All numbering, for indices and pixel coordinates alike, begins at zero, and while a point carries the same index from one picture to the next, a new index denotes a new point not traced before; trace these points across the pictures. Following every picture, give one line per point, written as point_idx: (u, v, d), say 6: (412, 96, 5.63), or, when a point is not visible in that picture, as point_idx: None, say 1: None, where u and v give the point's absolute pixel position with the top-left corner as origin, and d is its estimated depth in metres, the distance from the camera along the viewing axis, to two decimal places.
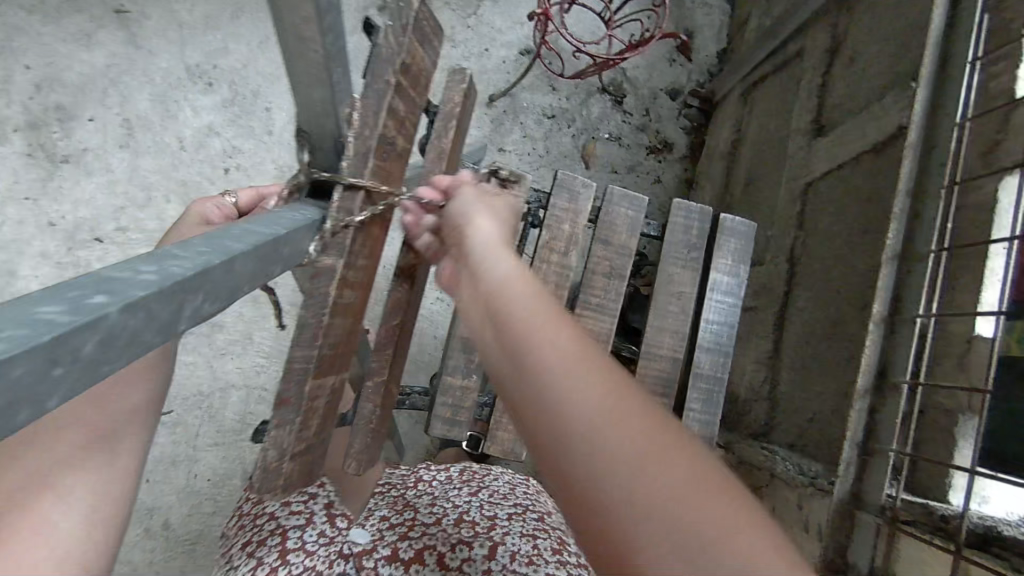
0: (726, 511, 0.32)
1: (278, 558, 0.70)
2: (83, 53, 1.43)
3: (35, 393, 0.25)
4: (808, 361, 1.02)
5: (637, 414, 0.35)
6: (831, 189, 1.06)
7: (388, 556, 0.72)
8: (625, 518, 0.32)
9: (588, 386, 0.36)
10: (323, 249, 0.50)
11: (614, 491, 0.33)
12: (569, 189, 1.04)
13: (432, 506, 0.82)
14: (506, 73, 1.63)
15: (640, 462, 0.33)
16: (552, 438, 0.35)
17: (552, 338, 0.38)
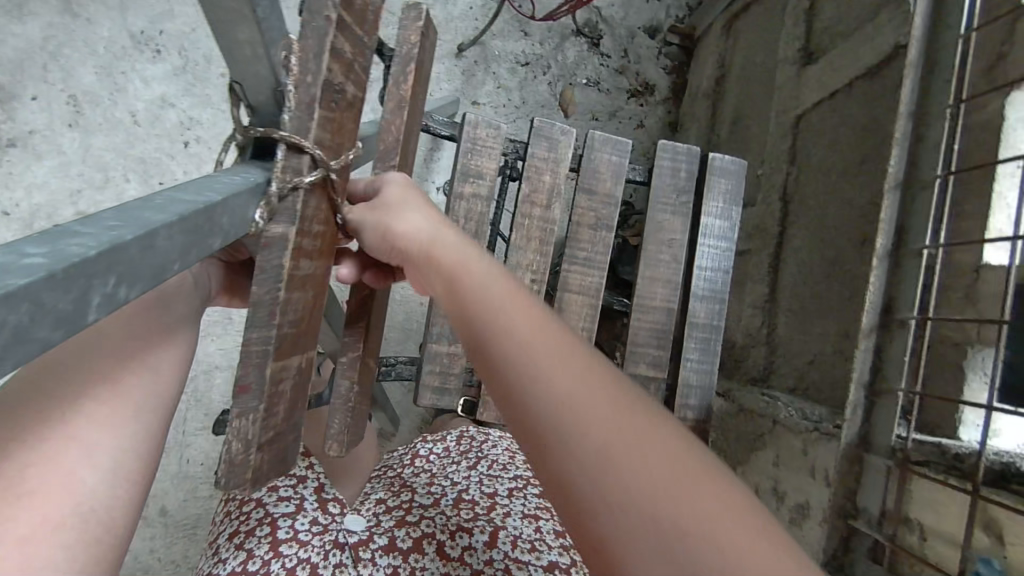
0: (699, 494, 0.36)
1: (269, 550, 0.65)
2: (16, 25, 1.31)
3: None
4: (806, 301, 0.98)
5: (602, 410, 0.39)
6: (824, 120, 1.00)
7: (385, 547, 0.68)
8: (602, 505, 0.36)
9: (556, 388, 0.41)
10: (271, 216, 0.45)
11: (587, 481, 0.37)
12: (548, 136, 0.97)
13: (429, 485, 0.78)
14: (473, 19, 1.53)
15: (620, 461, 0.37)
16: (543, 447, 0.39)
17: (524, 348, 0.43)
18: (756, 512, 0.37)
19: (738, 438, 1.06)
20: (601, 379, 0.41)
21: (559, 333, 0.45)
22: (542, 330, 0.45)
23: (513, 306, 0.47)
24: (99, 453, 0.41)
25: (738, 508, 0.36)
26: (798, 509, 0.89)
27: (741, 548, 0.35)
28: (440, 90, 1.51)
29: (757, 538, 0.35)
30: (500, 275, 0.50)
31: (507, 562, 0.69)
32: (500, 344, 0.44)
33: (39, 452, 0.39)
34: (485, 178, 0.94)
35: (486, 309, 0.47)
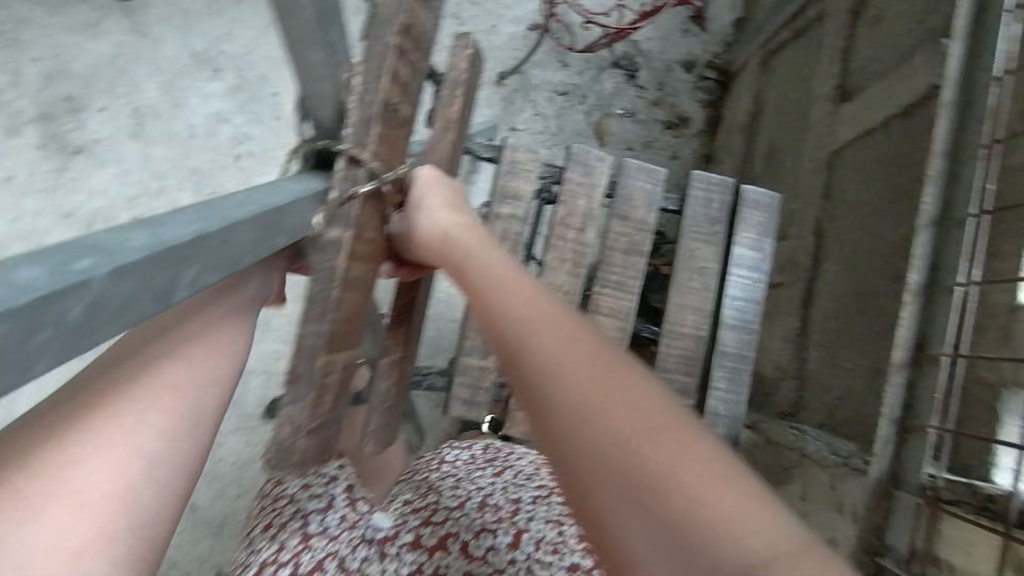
0: (678, 450, 0.34)
1: (301, 542, 0.70)
2: (90, 43, 1.42)
3: (18, 358, 0.23)
4: (837, 336, 0.98)
5: (586, 368, 0.39)
6: (858, 157, 1.02)
7: (410, 542, 0.72)
8: (580, 461, 0.36)
9: (542, 349, 0.40)
10: (331, 221, 0.48)
11: (566, 436, 0.37)
12: (584, 163, 1.00)
13: (456, 488, 0.78)
14: (514, 49, 1.60)
15: (596, 416, 0.36)
16: (531, 405, 0.39)
17: (517, 312, 0.44)
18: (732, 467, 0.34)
19: (764, 468, 1.05)
20: (589, 342, 0.41)
21: (552, 300, 0.45)
22: (533, 297, 0.45)
23: (512, 278, 0.47)
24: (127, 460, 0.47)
25: (720, 466, 0.34)
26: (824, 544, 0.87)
27: (717, 505, 0.32)
28: (481, 115, 1.57)
29: (738, 495, 0.33)
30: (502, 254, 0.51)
31: (529, 564, 0.70)
32: (495, 309, 0.45)
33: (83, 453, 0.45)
34: (522, 200, 0.97)
35: (488, 282, 0.47)
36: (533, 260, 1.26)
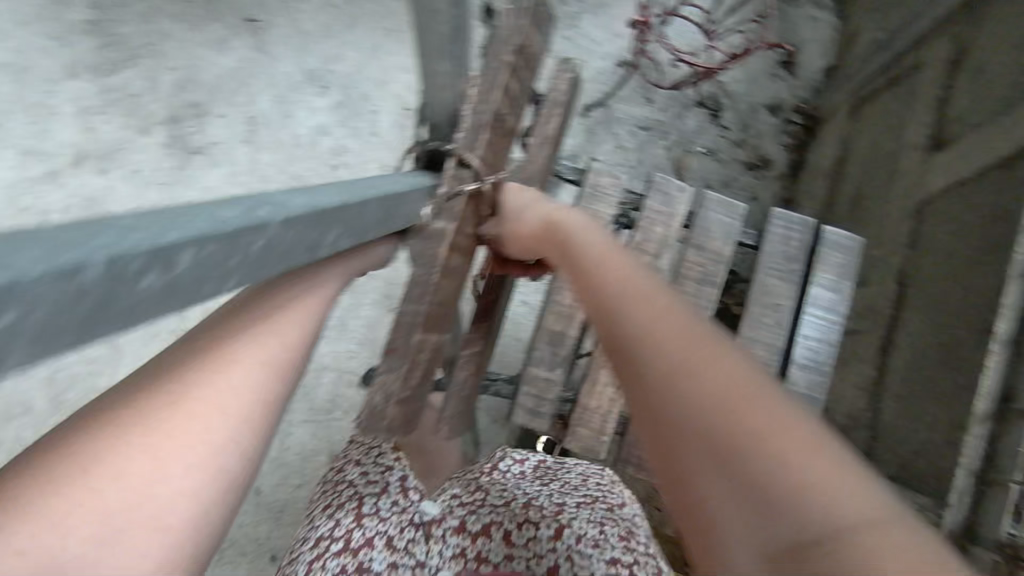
0: (772, 421, 0.36)
1: (354, 519, 0.76)
2: (219, 57, 1.60)
3: (218, 273, 0.29)
4: (914, 386, 0.95)
5: (686, 343, 0.42)
6: (949, 207, 1.00)
7: (455, 527, 0.76)
8: (673, 422, 0.38)
9: (645, 325, 0.44)
10: (437, 213, 0.54)
11: (660, 400, 0.39)
12: (664, 192, 1.04)
13: (502, 488, 0.81)
14: (601, 83, 1.66)
15: (693, 383, 0.39)
16: (628, 373, 0.42)
17: (623, 295, 0.48)
18: (825, 438, 0.36)
19: None
20: (689, 322, 0.44)
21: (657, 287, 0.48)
22: (638, 284, 0.49)
23: (618, 267, 0.52)
24: (139, 449, 0.46)
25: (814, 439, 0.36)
26: None
27: (810, 472, 0.34)
28: (564, 143, 1.64)
29: (830, 467, 0.34)
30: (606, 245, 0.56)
31: (570, 553, 0.74)
32: (603, 292, 0.49)
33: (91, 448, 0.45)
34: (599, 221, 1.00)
35: (594, 271, 0.52)
36: None
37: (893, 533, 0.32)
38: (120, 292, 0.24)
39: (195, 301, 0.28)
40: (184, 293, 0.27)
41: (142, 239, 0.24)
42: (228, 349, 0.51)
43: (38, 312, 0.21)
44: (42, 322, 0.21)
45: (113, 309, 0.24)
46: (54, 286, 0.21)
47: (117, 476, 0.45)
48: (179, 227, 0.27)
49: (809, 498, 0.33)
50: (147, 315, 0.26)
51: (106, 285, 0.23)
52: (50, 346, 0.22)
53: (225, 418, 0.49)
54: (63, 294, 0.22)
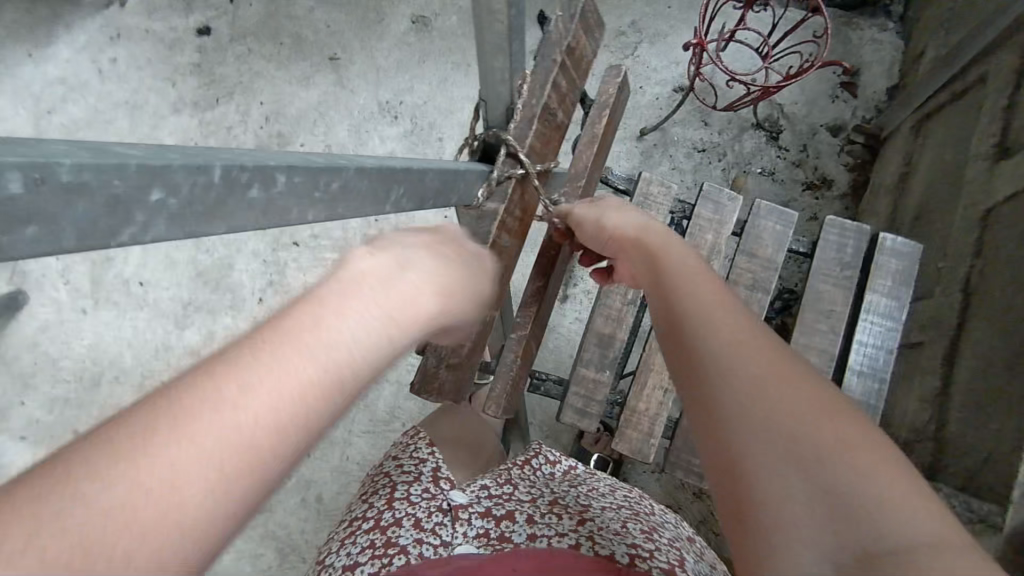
0: (843, 433, 0.44)
1: (386, 503, 0.84)
2: (304, 92, 1.78)
3: (301, 202, 0.38)
4: (982, 394, 0.91)
5: (767, 362, 0.49)
6: (1017, 212, 0.97)
7: (481, 512, 0.81)
8: (756, 426, 0.46)
9: (731, 342, 0.52)
10: (489, 195, 0.60)
11: (745, 405, 0.47)
12: (715, 201, 1.06)
13: (530, 484, 0.87)
14: (658, 108, 1.71)
15: (776, 396, 0.47)
16: (715, 381, 0.50)
17: (709, 313, 0.55)
18: (884, 449, 0.44)
19: None
20: (769, 344, 0.52)
21: (739, 310, 0.56)
22: (722, 304, 0.56)
23: (703, 285, 0.59)
24: (169, 443, 0.32)
25: (877, 450, 0.44)
26: None
27: (876, 476, 0.42)
28: (619, 166, 1.69)
29: (892, 473, 0.42)
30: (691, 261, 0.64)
31: (589, 536, 0.76)
32: (690, 308, 0.56)
33: (65, 470, 0.30)
34: None
35: (681, 287, 0.59)
36: None
37: (941, 530, 0.40)
38: (228, 198, 0.34)
39: (281, 221, 0.38)
40: (276, 209, 0.37)
41: (249, 160, 0.34)
42: (275, 341, 0.38)
43: (173, 200, 0.31)
44: (175, 211, 0.31)
45: (220, 211, 0.34)
46: (189, 177, 0.31)
47: (105, 511, 0.29)
48: (276, 159, 0.36)
49: (873, 508, 0.40)
50: (246, 222, 0.36)
51: (221, 190, 0.33)
52: (178, 226, 0.32)
53: (270, 421, 0.35)
54: (190, 189, 0.32)
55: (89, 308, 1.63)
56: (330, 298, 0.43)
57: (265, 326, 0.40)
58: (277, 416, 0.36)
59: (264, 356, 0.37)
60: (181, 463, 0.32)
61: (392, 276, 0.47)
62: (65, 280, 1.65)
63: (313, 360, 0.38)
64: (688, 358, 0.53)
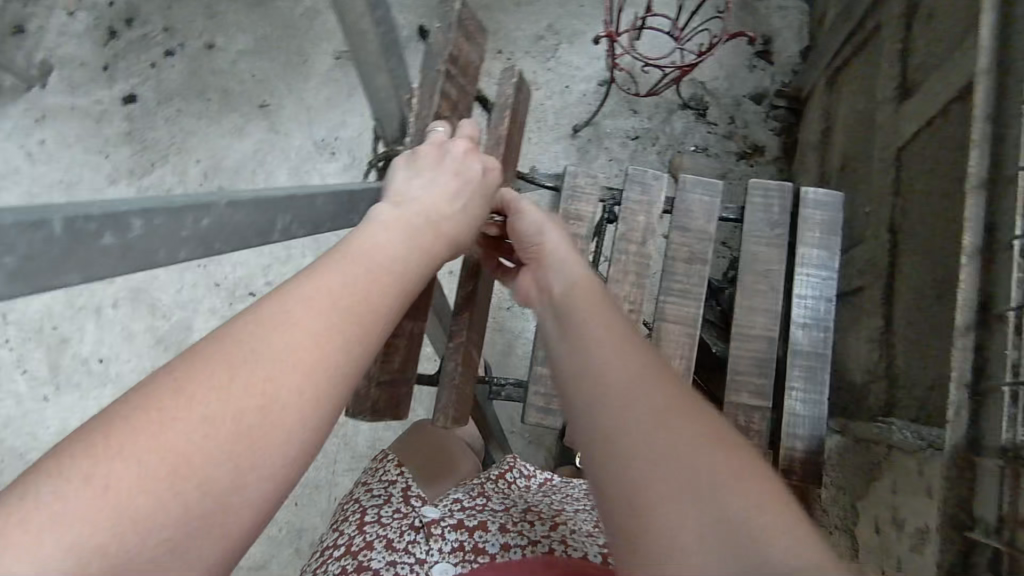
0: (727, 462, 0.45)
1: (357, 528, 0.85)
2: (237, 142, 1.78)
3: (165, 242, 0.43)
4: (920, 325, 0.94)
5: (657, 390, 0.50)
6: (923, 147, 1.01)
7: (454, 525, 0.81)
8: (647, 461, 0.46)
9: (622, 373, 0.52)
10: None
11: (635, 440, 0.47)
12: (641, 183, 1.09)
13: (504, 496, 0.87)
14: (586, 104, 1.75)
15: (665, 428, 0.47)
16: (606, 414, 0.49)
17: (601, 342, 0.55)
18: (766, 473, 0.46)
19: (853, 474, 0.99)
20: (658, 369, 0.52)
21: (630, 334, 0.56)
22: (613, 332, 0.56)
23: (595, 310, 0.59)
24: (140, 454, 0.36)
25: (760, 476, 0.45)
26: (918, 536, 0.81)
27: (760, 506, 0.43)
28: (558, 165, 1.72)
29: (774, 499, 0.44)
30: (585, 281, 0.63)
31: (563, 540, 0.77)
32: (583, 339, 0.56)
33: (126, 496, 0.35)
34: (585, 219, 1.07)
35: (575, 316, 0.59)
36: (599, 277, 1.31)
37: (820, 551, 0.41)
38: (76, 248, 0.37)
39: (147, 262, 0.42)
40: (138, 250, 0.41)
41: (96, 210, 0.38)
42: (283, 360, 0.41)
43: (7, 258, 0.34)
44: (12, 268, 0.35)
45: (67, 261, 0.37)
46: (22, 233, 0.34)
47: (168, 535, 0.36)
48: (131, 204, 0.40)
49: (755, 527, 0.42)
50: (103, 268, 0.39)
51: (67, 239, 0.37)
52: (23, 282, 0.35)
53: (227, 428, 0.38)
54: (28, 246, 0.35)
55: (50, 395, 1.61)
56: (321, 295, 0.45)
57: (264, 337, 0.42)
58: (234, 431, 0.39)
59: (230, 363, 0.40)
60: (224, 479, 0.38)
61: (374, 263, 0.49)
62: (23, 368, 1.62)
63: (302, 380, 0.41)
64: (580, 389, 0.53)
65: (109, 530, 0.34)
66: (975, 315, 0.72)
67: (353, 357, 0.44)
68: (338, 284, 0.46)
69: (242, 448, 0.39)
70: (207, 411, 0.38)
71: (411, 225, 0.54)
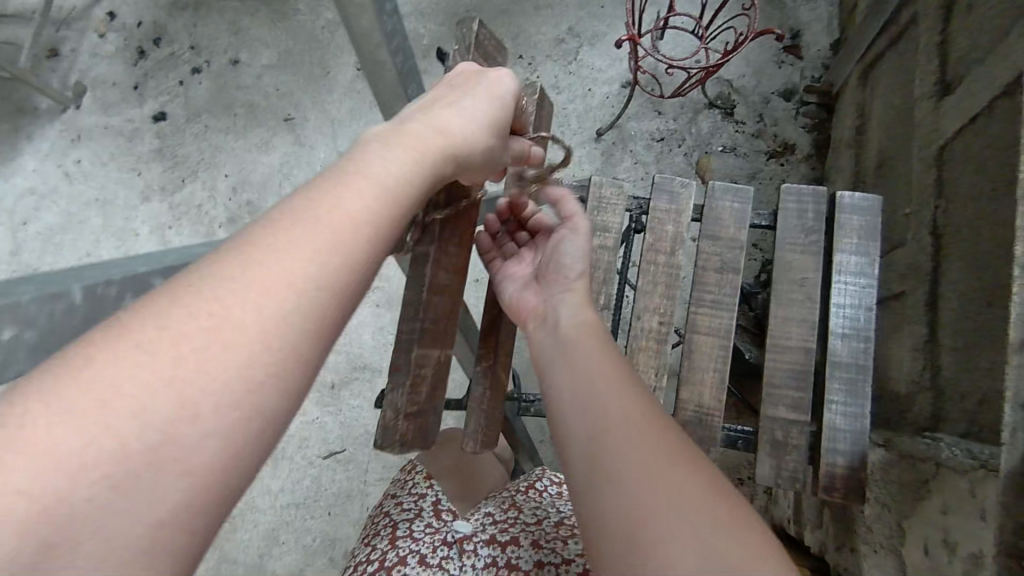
0: (717, 511, 0.48)
1: (389, 542, 0.83)
2: (264, 156, 1.81)
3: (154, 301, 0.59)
4: (968, 335, 0.90)
5: (651, 436, 0.53)
6: (967, 147, 0.96)
7: (486, 539, 0.81)
8: (641, 504, 0.49)
9: (620, 419, 0.55)
10: (419, 238, 0.66)
11: (631, 484, 0.50)
12: (669, 191, 1.06)
13: (536, 506, 0.86)
14: (610, 107, 1.72)
15: (659, 473, 0.50)
16: (605, 458, 0.53)
17: (602, 386, 0.59)
18: (754, 525, 0.48)
19: (899, 490, 0.95)
20: (652, 416, 0.56)
21: (628, 380, 0.60)
22: (614, 377, 0.60)
23: (597, 355, 0.63)
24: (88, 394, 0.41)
25: (749, 529, 0.47)
26: (971, 560, 0.77)
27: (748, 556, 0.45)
28: (583, 170, 1.69)
29: (761, 551, 0.46)
30: (591, 326, 0.67)
31: None
32: (586, 382, 0.60)
33: (78, 424, 0.40)
34: (612, 230, 1.05)
35: (581, 360, 0.63)
36: (627, 286, 1.28)
37: None
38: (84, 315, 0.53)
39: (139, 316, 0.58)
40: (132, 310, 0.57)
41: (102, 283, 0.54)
42: (236, 289, 0.46)
43: (30, 333, 0.49)
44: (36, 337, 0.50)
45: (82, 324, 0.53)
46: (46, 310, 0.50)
47: (111, 468, 0.40)
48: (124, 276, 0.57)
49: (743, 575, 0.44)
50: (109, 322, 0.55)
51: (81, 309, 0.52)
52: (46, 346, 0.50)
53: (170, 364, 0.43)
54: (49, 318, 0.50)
55: None
56: (280, 234, 0.50)
57: (227, 281, 0.47)
58: (180, 367, 0.43)
59: (180, 305, 0.45)
60: (182, 398, 0.42)
61: (341, 198, 0.53)
62: None
63: (249, 316, 0.46)
64: (581, 431, 0.56)
65: (75, 457, 0.39)
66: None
67: (322, 279, 0.49)
68: (299, 230, 0.50)
69: (191, 370, 0.43)
70: (147, 347, 0.43)
71: (408, 150, 0.58)
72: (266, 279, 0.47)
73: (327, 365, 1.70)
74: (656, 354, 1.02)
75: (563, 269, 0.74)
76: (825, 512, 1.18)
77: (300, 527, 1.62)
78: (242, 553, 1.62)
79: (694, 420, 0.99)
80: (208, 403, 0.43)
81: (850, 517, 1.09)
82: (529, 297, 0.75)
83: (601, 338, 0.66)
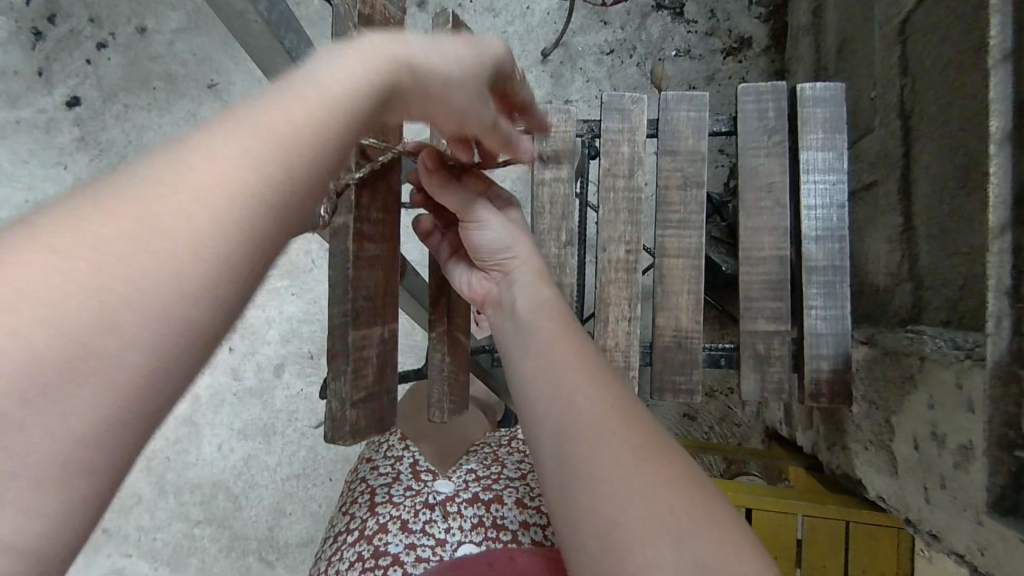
0: (701, 508, 0.46)
1: (369, 511, 0.79)
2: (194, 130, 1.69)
3: None
4: (946, 221, 0.86)
5: (625, 429, 0.50)
6: (932, 16, 0.89)
7: (470, 499, 0.78)
8: (622, 504, 0.46)
9: (592, 410, 0.52)
10: (334, 209, 0.58)
11: (611, 481, 0.47)
12: (619, 108, 0.98)
13: (520, 459, 0.85)
14: (553, 23, 1.59)
15: (638, 470, 0.47)
16: (577, 453, 0.49)
17: (569, 371, 0.55)
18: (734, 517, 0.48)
19: (885, 387, 0.94)
20: (625, 406, 0.53)
21: (594, 364, 0.56)
22: (580, 362, 0.56)
23: (558, 339, 0.59)
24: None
25: (732, 523, 0.47)
26: (962, 451, 0.77)
27: (734, 552, 0.44)
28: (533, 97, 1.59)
29: (745, 546, 0.45)
30: (550, 306, 0.63)
31: None
32: (553, 368, 0.56)
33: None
34: (564, 160, 0.98)
35: (543, 345, 0.58)
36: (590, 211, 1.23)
37: None
38: None
39: None
40: None
41: None
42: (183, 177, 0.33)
43: None
44: None
45: None
46: None
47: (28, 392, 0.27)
48: None
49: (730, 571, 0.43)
50: None
51: None
52: None
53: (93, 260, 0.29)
54: None
55: None
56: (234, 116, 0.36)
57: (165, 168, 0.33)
58: (107, 268, 0.29)
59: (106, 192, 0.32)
60: (123, 293, 0.30)
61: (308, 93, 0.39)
62: None
63: (199, 213, 0.32)
64: (552, 422, 0.52)
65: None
66: (1010, 214, 0.64)
67: (287, 177, 0.36)
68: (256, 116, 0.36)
69: (133, 260, 0.30)
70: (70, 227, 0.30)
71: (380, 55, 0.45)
72: (217, 170, 0.34)
73: (303, 337, 1.63)
74: (626, 285, 0.98)
75: (511, 250, 0.66)
76: (814, 414, 1.18)
77: (304, 498, 1.62)
78: (251, 530, 1.62)
79: (674, 345, 0.96)
80: (166, 312, 0.31)
81: (838, 416, 1.09)
82: (479, 280, 0.69)
83: (560, 317, 0.62)
